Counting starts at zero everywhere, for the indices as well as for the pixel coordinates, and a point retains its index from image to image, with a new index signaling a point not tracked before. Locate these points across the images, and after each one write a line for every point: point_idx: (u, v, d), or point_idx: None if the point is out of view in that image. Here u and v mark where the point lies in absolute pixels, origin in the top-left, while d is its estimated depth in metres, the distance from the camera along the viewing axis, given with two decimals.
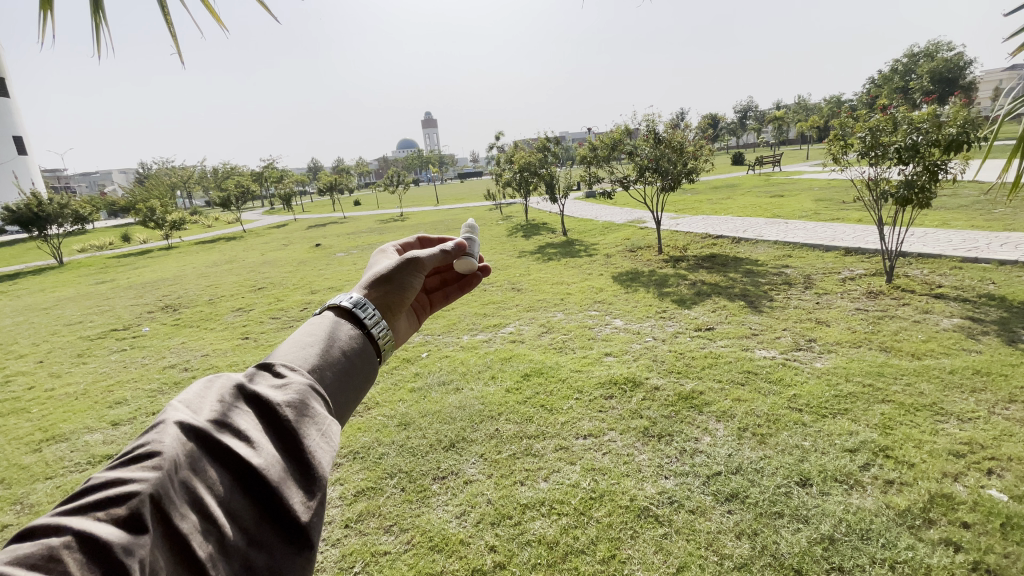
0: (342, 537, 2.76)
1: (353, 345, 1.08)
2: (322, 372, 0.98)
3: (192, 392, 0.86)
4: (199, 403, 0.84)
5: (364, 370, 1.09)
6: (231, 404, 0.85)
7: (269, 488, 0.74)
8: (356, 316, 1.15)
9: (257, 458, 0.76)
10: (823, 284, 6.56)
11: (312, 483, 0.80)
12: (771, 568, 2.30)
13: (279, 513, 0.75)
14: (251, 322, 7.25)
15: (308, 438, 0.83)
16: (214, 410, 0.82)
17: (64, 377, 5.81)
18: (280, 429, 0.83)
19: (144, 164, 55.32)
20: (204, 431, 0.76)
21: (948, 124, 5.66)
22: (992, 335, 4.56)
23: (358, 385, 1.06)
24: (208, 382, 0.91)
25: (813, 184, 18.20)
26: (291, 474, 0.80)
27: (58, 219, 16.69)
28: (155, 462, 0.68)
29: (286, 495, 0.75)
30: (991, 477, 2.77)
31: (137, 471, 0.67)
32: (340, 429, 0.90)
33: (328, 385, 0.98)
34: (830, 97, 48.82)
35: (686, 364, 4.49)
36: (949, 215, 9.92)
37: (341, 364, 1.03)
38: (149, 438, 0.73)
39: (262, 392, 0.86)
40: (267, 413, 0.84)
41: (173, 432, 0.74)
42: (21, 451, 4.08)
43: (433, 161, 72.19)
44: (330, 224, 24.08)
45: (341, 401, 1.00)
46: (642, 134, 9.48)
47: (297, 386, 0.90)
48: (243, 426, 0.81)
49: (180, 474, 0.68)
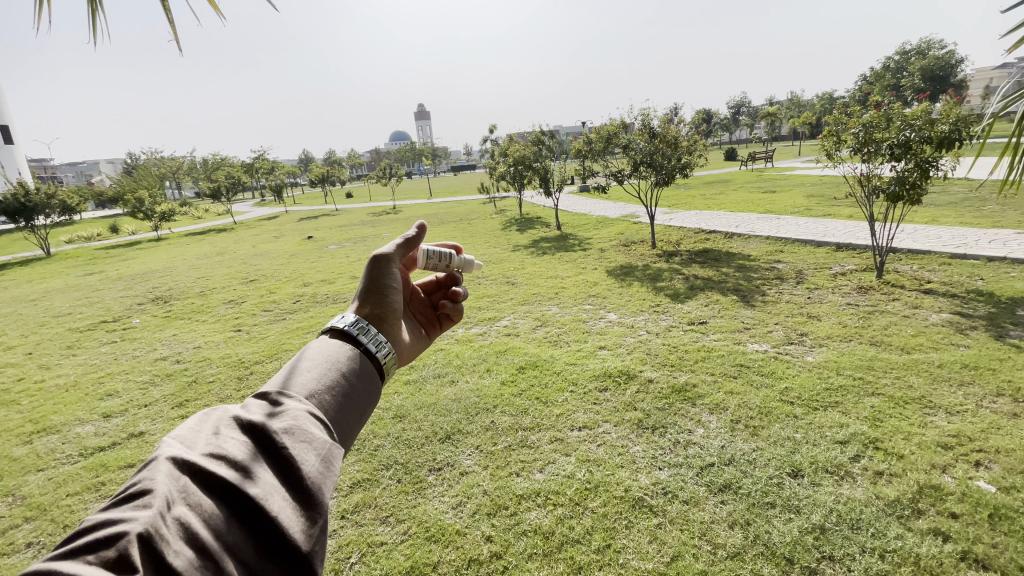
0: (339, 528, 2.76)
1: (351, 364, 1.08)
2: (321, 396, 0.99)
3: (187, 428, 0.87)
4: (194, 438, 0.85)
5: (366, 390, 1.09)
6: (225, 438, 0.85)
7: (267, 519, 0.74)
8: (353, 335, 1.16)
9: (254, 488, 0.76)
10: (815, 279, 6.63)
11: (313, 510, 0.80)
12: (763, 557, 2.34)
13: (280, 544, 0.74)
14: (244, 315, 7.19)
15: (306, 463, 0.83)
16: (209, 445, 0.83)
17: (53, 368, 5.73)
18: (276, 458, 0.83)
19: (133, 155, 54.41)
20: (199, 465, 0.77)
21: (941, 121, 5.72)
22: (980, 330, 4.63)
23: (360, 407, 1.07)
24: (204, 417, 0.93)
25: (806, 180, 18.27)
26: (290, 503, 0.79)
27: (45, 209, 16.37)
28: (145, 503, 0.68)
29: (285, 524, 0.74)
30: (978, 468, 2.83)
31: (129, 513, 0.67)
32: (340, 453, 0.90)
33: (328, 410, 0.98)
34: (823, 95, 49.19)
35: (679, 357, 4.53)
36: (939, 212, 10.02)
37: (341, 385, 1.04)
38: (142, 476, 0.73)
39: (257, 421, 0.88)
40: (263, 442, 0.85)
41: (166, 468, 0.75)
42: (11, 443, 4.03)
43: (427, 154, 71.58)
44: (322, 216, 23.86)
45: (342, 425, 1.01)
46: (637, 129, 9.46)
47: (293, 413, 0.91)
48: (240, 457, 0.81)
49: (173, 512, 0.68)
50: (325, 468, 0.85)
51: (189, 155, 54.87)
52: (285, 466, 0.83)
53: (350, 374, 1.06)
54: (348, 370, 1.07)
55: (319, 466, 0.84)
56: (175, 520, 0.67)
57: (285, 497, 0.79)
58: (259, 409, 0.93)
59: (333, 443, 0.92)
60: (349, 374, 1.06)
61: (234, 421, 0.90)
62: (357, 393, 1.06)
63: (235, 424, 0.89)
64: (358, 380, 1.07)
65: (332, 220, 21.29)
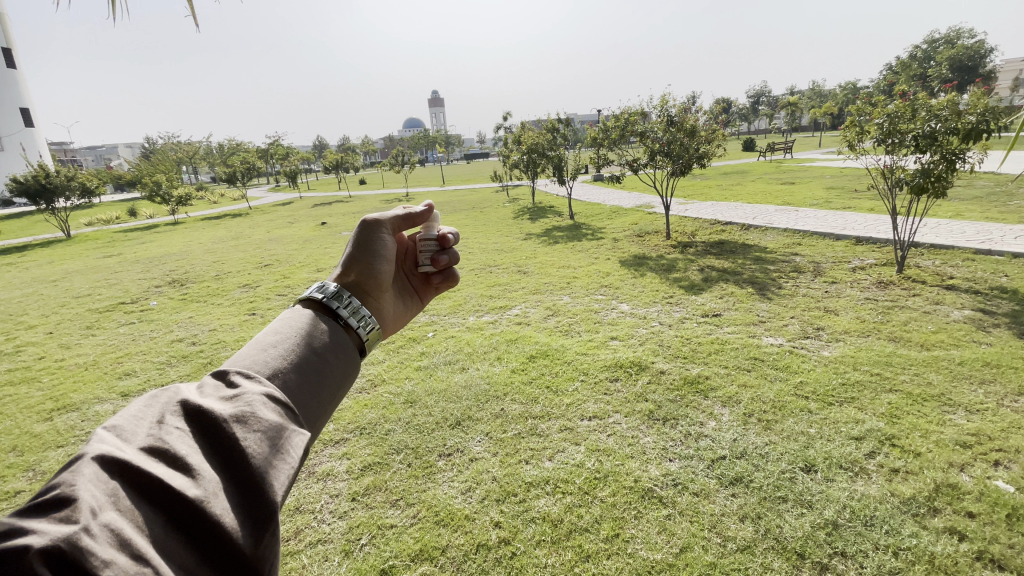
0: (349, 510, 2.80)
1: (324, 340, 1.14)
2: (285, 375, 1.02)
3: (128, 416, 0.87)
4: (134, 429, 0.85)
5: (338, 367, 1.15)
6: (167, 427, 0.85)
7: (209, 525, 0.74)
8: (332, 308, 1.23)
9: (194, 490, 0.76)
10: (833, 273, 6.47)
11: (263, 507, 0.81)
12: (774, 551, 2.31)
13: (221, 549, 0.74)
14: (258, 299, 7.28)
15: (260, 457, 0.83)
16: (150, 437, 0.83)
17: (73, 348, 5.88)
18: (225, 450, 0.84)
19: (153, 140, 54.97)
20: (131, 466, 0.76)
21: (968, 112, 5.50)
22: (1003, 328, 4.51)
23: (332, 383, 1.12)
24: (150, 401, 0.92)
25: (827, 172, 17.73)
26: (238, 501, 0.80)
27: (65, 191, 16.63)
28: (65, 513, 0.68)
29: (231, 530, 0.75)
30: (997, 468, 2.76)
31: (45, 524, 0.66)
32: (300, 444, 0.92)
33: (293, 390, 1.01)
34: (846, 84, 47.60)
35: (692, 349, 4.47)
36: (964, 206, 9.70)
37: (308, 363, 1.08)
38: (64, 480, 0.72)
39: (205, 408, 0.87)
40: (212, 433, 0.85)
41: (92, 471, 0.74)
42: (33, 419, 4.15)
43: (439, 142, 71.25)
44: (336, 203, 23.94)
45: (309, 403, 1.04)
46: (654, 116, 9.23)
47: (248, 399, 0.91)
48: (182, 451, 0.81)
49: (99, 520, 0.68)
50: (277, 456, 0.86)
51: (207, 141, 55.37)
52: (231, 461, 0.83)
53: (320, 349, 1.12)
54: (316, 345, 1.12)
55: (271, 453, 0.85)
56: (102, 527, 0.67)
57: (233, 498, 0.80)
58: (211, 395, 0.93)
59: (293, 428, 0.94)
60: (321, 351, 1.11)
61: (180, 407, 0.90)
62: (329, 369, 1.12)
63: (181, 410, 0.89)
64: (332, 356, 1.13)
65: (345, 207, 21.29)
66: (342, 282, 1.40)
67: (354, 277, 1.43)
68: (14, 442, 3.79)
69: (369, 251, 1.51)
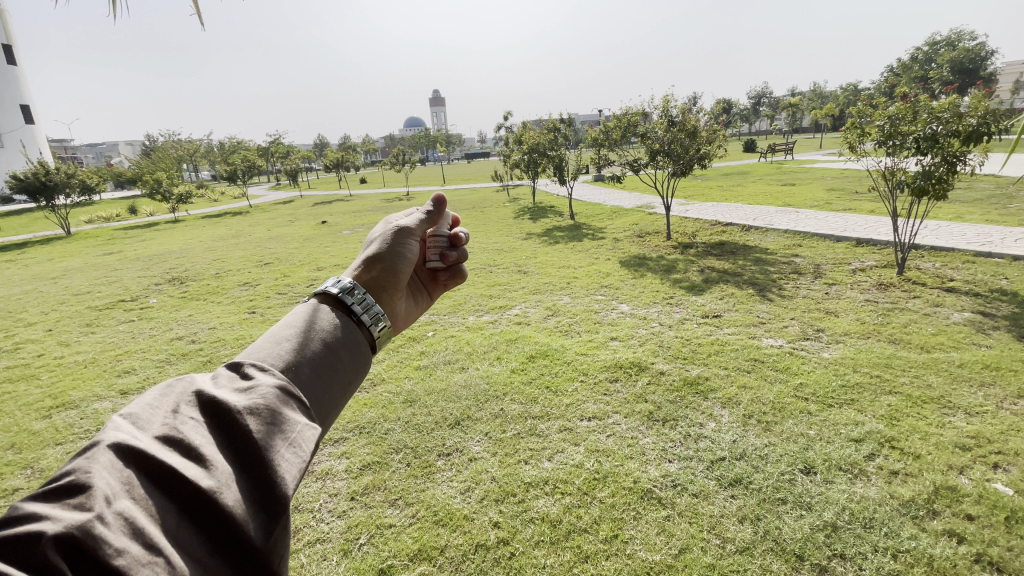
0: (348, 510, 2.79)
1: (337, 333, 1.13)
2: (297, 368, 1.01)
3: (144, 404, 0.87)
4: (149, 418, 0.85)
5: (351, 361, 1.14)
6: (182, 417, 0.85)
7: (220, 516, 0.73)
8: (346, 303, 1.22)
9: (207, 481, 0.75)
10: (833, 275, 6.46)
11: (275, 498, 0.80)
12: (773, 553, 2.31)
13: (231, 540, 0.74)
14: (257, 297, 7.28)
15: (274, 450, 0.83)
16: (166, 425, 0.82)
17: (72, 345, 5.87)
18: (239, 442, 0.83)
19: (153, 138, 54.95)
20: (146, 454, 0.76)
21: (969, 114, 5.51)
22: (1003, 331, 4.50)
23: (344, 377, 1.11)
24: (165, 390, 0.92)
25: (828, 173, 17.69)
26: (250, 491, 0.80)
27: (65, 188, 16.60)
28: (80, 500, 0.68)
29: (243, 523, 0.74)
30: (996, 470, 2.76)
31: (60, 510, 0.66)
32: (312, 437, 0.92)
33: (304, 382, 1.01)
34: (849, 85, 47.40)
35: (692, 350, 4.46)
36: (965, 209, 9.67)
37: (321, 357, 1.07)
38: (79, 467, 0.72)
39: (219, 398, 0.87)
40: (226, 423, 0.85)
41: (106, 459, 0.74)
42: (31, 416, 4.14)
43: (440, 141, 71.33)
44: (336, 202, 23.80)
45: (321, 397, 1.04)
46: (655, 117, 9.21)
47: (262, 390, 0.91)
48: (196, 441, 0.81)
49: (113, 508, 0.68)
50: (289, 448, 0.85)
51: (207, 138, 55.24)
52: (244, 452, 0.83)
53: (334, 343, 1.11)
54: (329, 339, 1.11)
55: (283, 446, 0.85)
56: (115, 516, 0.67)
57: (245, 489, 0.79)
58: (225, 386, 0.93)
59: (306, 421, 0.93)
60: (333, 345, 1.11)
61: (195, 397, 0.89)
62: (342, 364, 1.11)
63: (196, 400, 0.89)
64: (344, 350, 1.12)
65: (344, 206, 21.25)
66: (360, 277, 1.41)
67: (373, 273, 1.44)
68: (13, 439, 3.79)
69: (389, 248, 1.51)
